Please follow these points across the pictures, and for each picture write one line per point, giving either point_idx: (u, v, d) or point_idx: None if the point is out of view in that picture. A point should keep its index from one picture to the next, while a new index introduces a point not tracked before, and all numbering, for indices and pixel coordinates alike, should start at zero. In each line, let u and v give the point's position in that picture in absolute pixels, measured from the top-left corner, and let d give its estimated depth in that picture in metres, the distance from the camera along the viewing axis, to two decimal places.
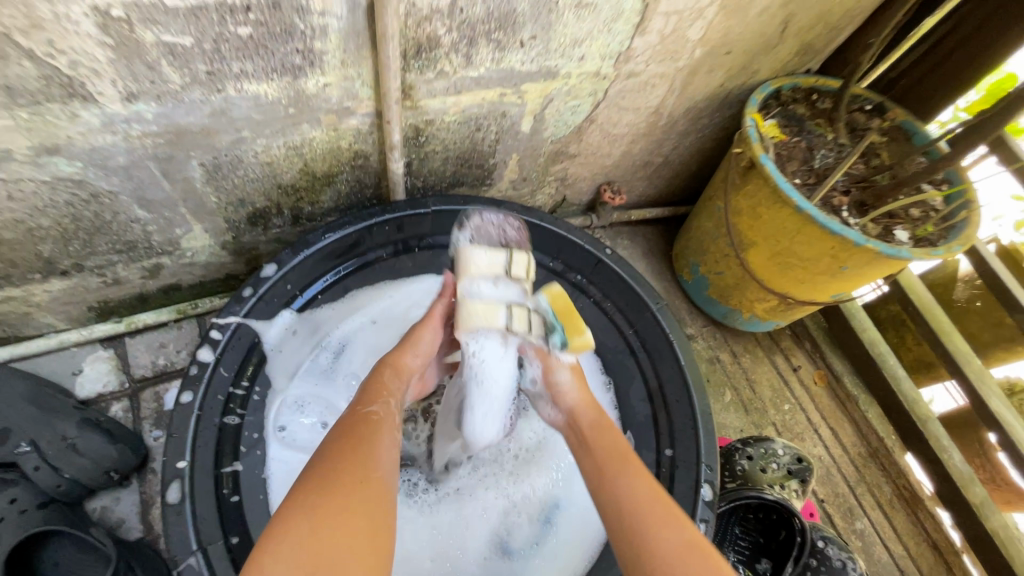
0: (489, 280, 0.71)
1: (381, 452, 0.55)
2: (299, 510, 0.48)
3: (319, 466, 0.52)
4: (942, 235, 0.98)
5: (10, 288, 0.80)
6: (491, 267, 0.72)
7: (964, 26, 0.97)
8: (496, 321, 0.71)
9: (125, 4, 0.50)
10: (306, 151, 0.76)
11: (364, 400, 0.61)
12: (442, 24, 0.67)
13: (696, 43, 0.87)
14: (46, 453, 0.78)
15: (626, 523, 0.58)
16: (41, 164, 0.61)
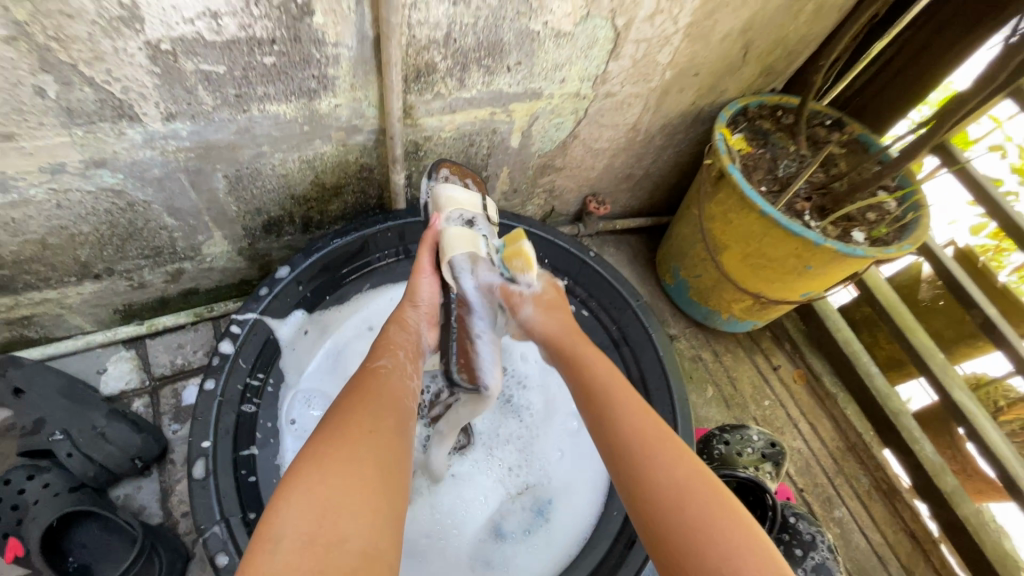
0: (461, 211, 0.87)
1: (385, 404, 0.63)
2: (313, 458, 0.54)
3: (330, 420, 0.59)
4: (896, 236, 1.07)
5: (47, 290, 0.87)
6: (463, 204, 0.88)
7: (906, 50, 1.08)
8: (476, 244, 0.85)
9: (172, 39, 0.60)
10: (318, 164, 0.85)
11: (370, 358, 0.70)
12: (438, 52, 0.77)
13: (666, 67, 0.98)
14: (77, 440, 0.85)
15: (617, 450, 0.64)
16: (89, 175, 0.70)
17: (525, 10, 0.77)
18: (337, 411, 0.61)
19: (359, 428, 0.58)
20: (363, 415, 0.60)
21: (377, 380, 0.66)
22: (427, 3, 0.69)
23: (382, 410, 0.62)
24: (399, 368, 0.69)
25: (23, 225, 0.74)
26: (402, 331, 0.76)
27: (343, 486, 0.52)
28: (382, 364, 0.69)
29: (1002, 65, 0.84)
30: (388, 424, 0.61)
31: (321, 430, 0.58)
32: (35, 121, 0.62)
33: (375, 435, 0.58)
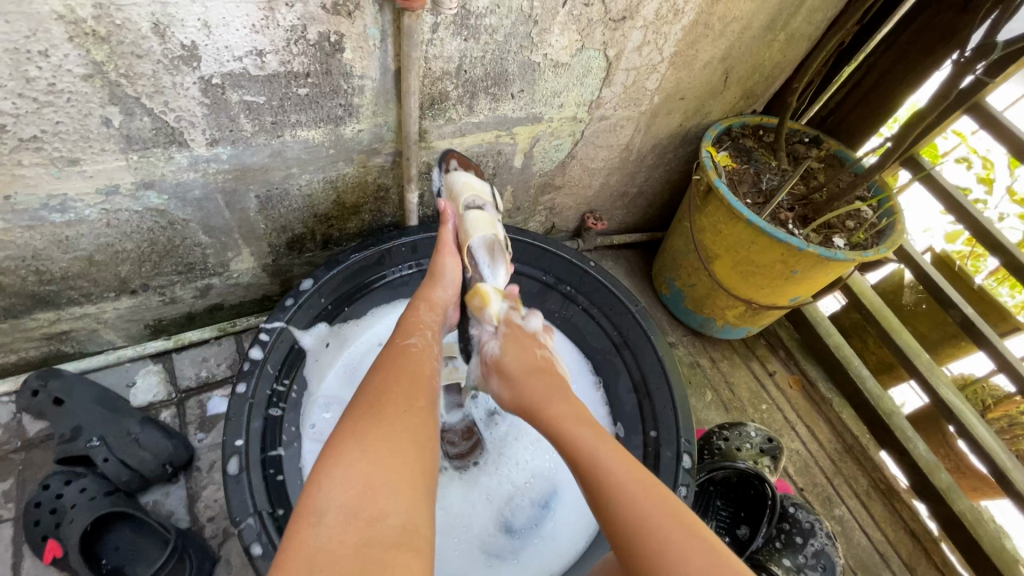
0: (476, 198, 0.93)
1: (412, 388, 0.66)
2: (347, 441, 0.58)
3: (361, 404, 0.63)
4: (874, 241, 1.16)
5: (87, 305, 0.93)
6: (478, 192, 0.94)
7: (872, 73, 1.19)
8: (491, 229, 0.93)
9: (222, 74, 0.69)
10: (339, 185, 0.93)
11: (401, 339, 0.75)
12: (451, 82, 0.86)
13: (654, 92, 1.08)
14: (113, 446, 0.90)
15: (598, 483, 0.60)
16: (139, 196, 0.79)
17: (527, 44, 0.86)
18: (369, 393, 0.65)
19: (394, 410, 0.62)
20: (394, 397, 0.64)
21: (405, 363, 0.70)
22: (442, 40, 0.78)
23: (410, 394, 0.65)
24: (427, 348, 0.75)
25: (74, 242, 0.81)
26: (429, 311, 0.83)
27: (379, 468, 0.56)
28: (412, 343, 0.74)
29: (954, 83, 0.94)
30: (417, 408, 0.64)
31: (356, 409, 0.62)
32: (98, 147, 0.70)
33: (405, 420, 0.61)
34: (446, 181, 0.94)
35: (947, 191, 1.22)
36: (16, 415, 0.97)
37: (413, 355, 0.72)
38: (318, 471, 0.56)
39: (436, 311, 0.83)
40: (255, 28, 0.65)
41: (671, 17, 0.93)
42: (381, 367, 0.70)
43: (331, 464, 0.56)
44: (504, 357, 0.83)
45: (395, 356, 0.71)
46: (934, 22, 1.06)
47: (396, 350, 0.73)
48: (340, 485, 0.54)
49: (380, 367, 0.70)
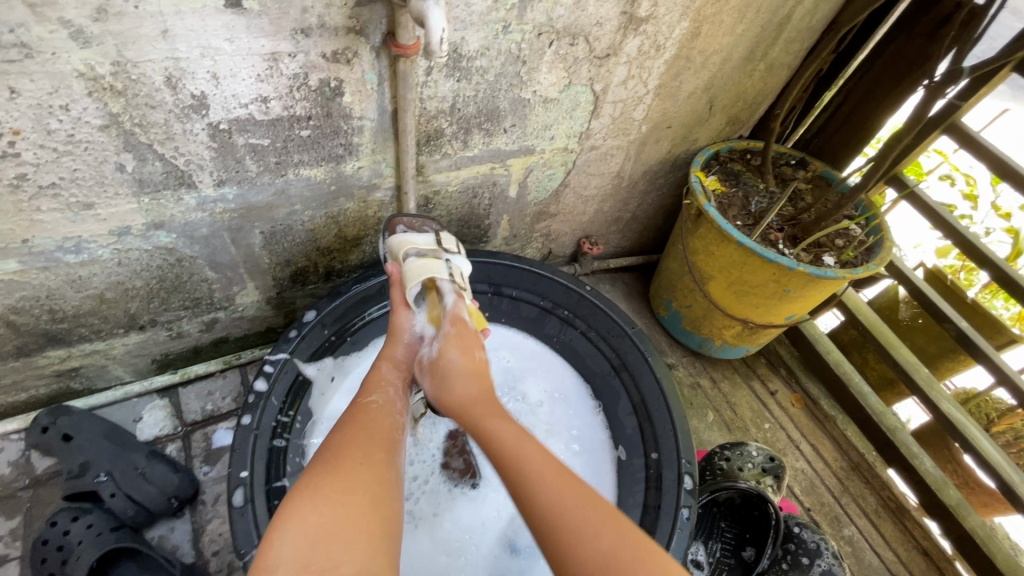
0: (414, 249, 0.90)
1: (375, 438, 0.69)
2: (305, 495, 0.59)
3: (325, 457, 0.64)
4: (864, 258, 1.18)
5: (97, 342, 0.96)
6: (423, 243, 0.91)
7: (851, 97, 1.24)
8: (438, 271, 0.90)
9: (229, 120, 0.73)
10: (341, 219, 0.97)
11: (365, 393, 0.77)
12: (445, 120, 0.90)
13: (642, 121, 1.12)
14: (120, 480, 0.91)
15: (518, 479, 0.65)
16: (149, 236, 0.82)
17: (517, 82, 0.91)
18: (334, 444, 0.67)
19: (352, 461, 0.64)
20: (354, 450, 0.66)
21: (368, 415, 0.72)
22: (436, 81, 0.83)
23: (370, 446, 0.67)
24: (388, 404, 0.76)
25: (87, 281, 0.84)
26: (391, 368, 0.84)
27: (335, 519, 0.57)
28: (374, 400, 0.76)
29: (927, 106, 0.98)
30: (379, 460, 0.66)
31: (320, 461, 0.64)
32: (112, 192, 0.74)
33: (362, 469, 0.63)
34: (385, 245, 0.92)
35: (932, 208, 1.25)
36: (25, 452, 0.98)
37: (376, 409, 0.74)
38: (280, 521, 0.57)
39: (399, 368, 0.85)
40: (261, 77, 0.70)
41: (653, 53, 0.98)
42: (347, 421, 0.72)
43: (288, 517, 0.57)
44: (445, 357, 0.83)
45: (357, 410, 0.74)
46: (906, 49, 1.12)
47: (358, 407, 0.75)
48: (294, 538, 0.56)
49: (347, 419, 0.72)
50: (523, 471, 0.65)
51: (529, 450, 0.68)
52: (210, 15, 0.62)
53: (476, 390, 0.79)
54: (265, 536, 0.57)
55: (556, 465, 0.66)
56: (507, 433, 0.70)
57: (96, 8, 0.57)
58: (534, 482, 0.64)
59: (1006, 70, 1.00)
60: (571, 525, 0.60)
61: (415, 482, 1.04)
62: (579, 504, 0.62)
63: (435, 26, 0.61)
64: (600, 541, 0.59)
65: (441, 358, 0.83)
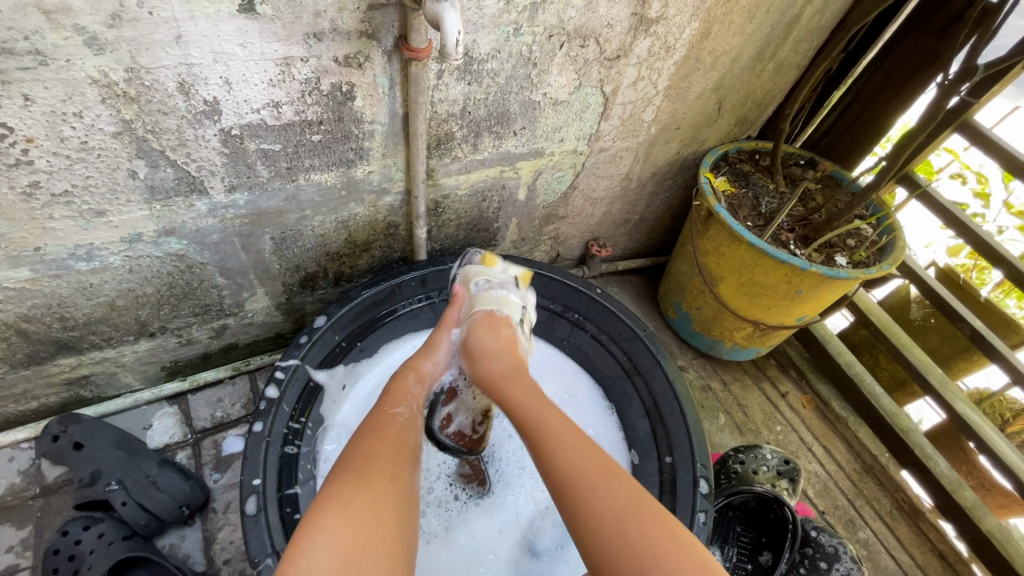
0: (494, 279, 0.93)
1: (400, 448, 0.68)
2: (334, 506, 0.58)
3: (351, 467, 0.63)
4: (876, 258, 1.18)
5: (107, 350, 0.95)
6: (500, 278, 0.94)
7: (861, 96, 1.23)
8: (505, 308, 0.89)
9: (241, 126, 0.73)
10: (351, 224, 0.97)
11: (391, 403, 0.75)
12: (456, 123, 0.90)
13: (651, 123, 1.12)
14: (131, 489, 0.91)
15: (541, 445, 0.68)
16: (160, 243, 0.82)
17: (528, 84, 0.90)
18: (358, 454, 0.66)
19: (381, 477, 0.62)
20: (380, 461, 0.65)
21: (394, 425, 0.71)
22: (447, 84, 0.83)
23: (396, 458, 0.66)
24: (413, 419, 0.74)
25: (98, 288, 0.84)
26: (416, 382, 0.82)
27: (363, 533, 0.57)
28: (399, 412, 0.74)
29: (940, 104, 0.97)
30: (403, 474, 0.65)
31: (346, 471, 0.63)
32: (124, 199, 0.73)
33: (393, 485, 0.63)
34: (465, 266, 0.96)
35: (943, 207, 1.24)
36: (35, 461, 0.98)
37: (402, 423, 0.72)
38: (306, 532, 0.57)
39: (421, 382, 0.82)
40: (273, 82, 0.70)
41: (664, 54, 0.98)
42: (371, 431, 0.70)
43: (316, 530, 0.56)
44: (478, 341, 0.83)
45: (384, 419, 0.72)
46: (917, 47, 1.11)
47: (384, 418, 0.72)
48: (323, 552, 0.55)
49: (371, 426, 0.71)
50: (544, 428, 0.69)
51: (553, 417, 0.70)
52: (223, 20, 0.62)
53: (508, 362, 0.81)
54: (291, 542, 0.56)
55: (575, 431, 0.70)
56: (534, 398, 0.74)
57: (111, 15, 0.57)
58: (557, 450, 0.67)
59: (1019, 68, 1.00)
60: (583, 482, 0.64)
61: (423, 497, 1.03)
62: (591, 461, 0.66)
63: (450, 29, 0.61)
64: (609, 499, 0.63)
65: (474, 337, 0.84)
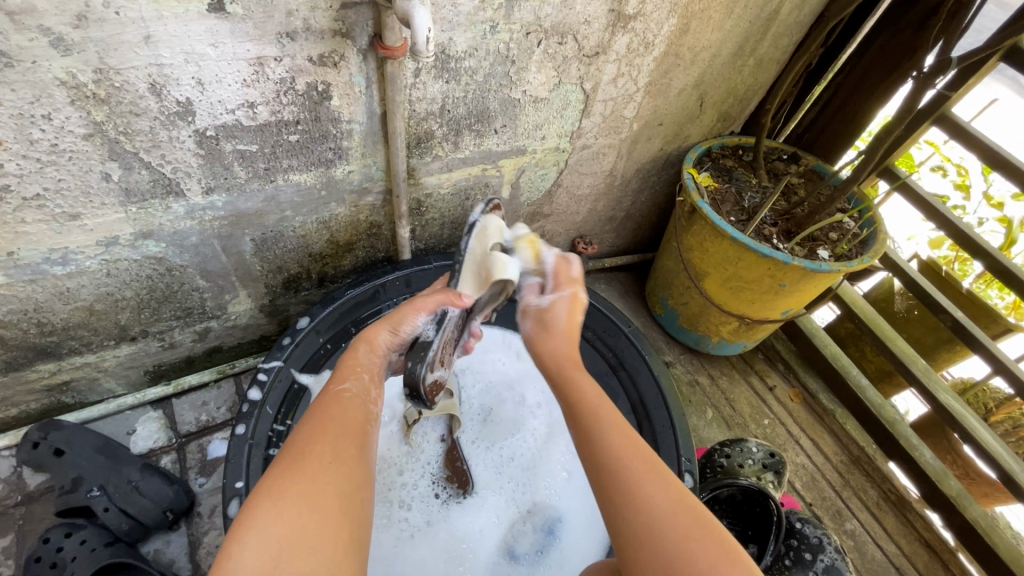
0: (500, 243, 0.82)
1: (346, 427, 0.63)
2: (262, 504, 0.54)
3: (286, 454, 0.59)
4: (858, 251, 1.18)
5: (87, 355, 0.94)
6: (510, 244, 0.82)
7: (841, 91, 1.24)
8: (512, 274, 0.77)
9: (216, 127, 0.72)
10: (332, 224, 0.96)
11: (338, 378, 0.69)
12: (435, 122, 0.89)
13: (633, 120, 1.12)
14: (113, 494, 0.90)
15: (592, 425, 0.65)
16: (137, 246, 0.81)
17: (506, 82, 0.90)
18: (298, 440, 0.60)
19: (320, 459, 0.58)
20: (321, 445, 0.60)
21: (338, 403, 0.65)
22: (425, 83, 0.83)
23: (342, 438, 0.61)
24: (363, 393, 0.68)
25: (75, 293, 0.83)
26: (370, 352, 0.73)
27: (299, 525, 0.53)
28: (347, 388, 0.67)
29: (916, 97, 0.98)
30: (348, 451, 0.61)
31: (282, 460, 0.58)
32: (99, 202, 0.73)
33: (333, 469, 0.58)
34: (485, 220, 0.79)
35: (923, 198, 1.25)
36: (16, 469, 0.97)
37: (352, 400, 0.66)
38: (238, 528, 0.53)
39: (378, 349, 0.74)
40: (247, 82, 0.69)
41: (643, 50, 0.98)
42: (313, 413, 0.64)
43: (249, 525, 0.52)
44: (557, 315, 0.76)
45: (330, 398, 0.66)
46: (894, 42, 1.12)
47: (329, 396, 0.66)
48: (252, 550, 0.51)
49: (317, 405, 0.65)
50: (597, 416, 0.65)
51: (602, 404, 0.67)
52: (192, 19, 0.61)
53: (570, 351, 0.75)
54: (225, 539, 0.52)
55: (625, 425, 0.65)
56: (586, 384, 0.70)
57: (76, 15, 0.56)
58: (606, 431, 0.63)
59: (995, 60, 1.01)
60: (633, 482, 0.59)
61: (407, 491, 1.03)
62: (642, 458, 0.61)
63: (420, 26, 0.61)
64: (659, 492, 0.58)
65: (553, 309, 0.76)
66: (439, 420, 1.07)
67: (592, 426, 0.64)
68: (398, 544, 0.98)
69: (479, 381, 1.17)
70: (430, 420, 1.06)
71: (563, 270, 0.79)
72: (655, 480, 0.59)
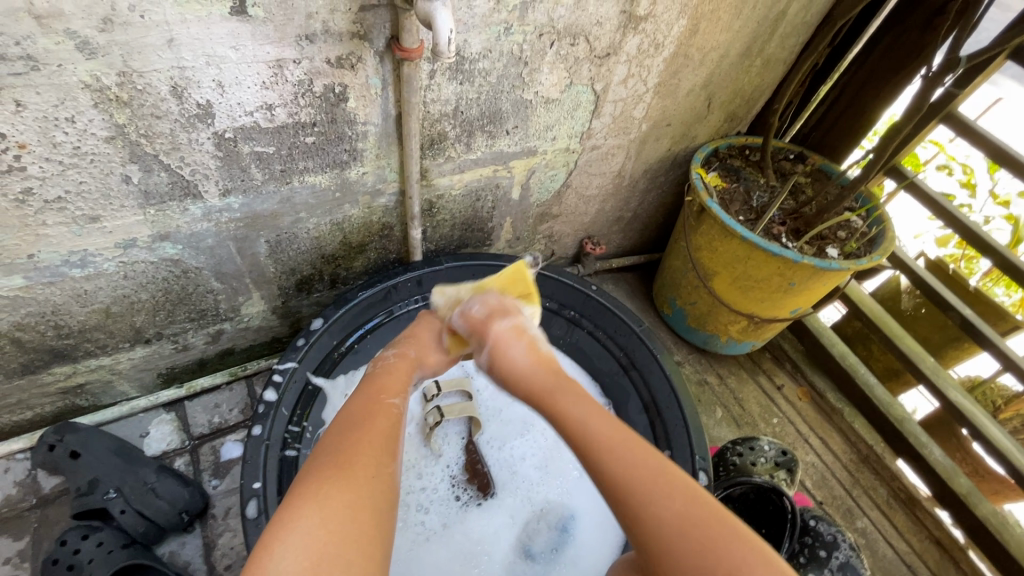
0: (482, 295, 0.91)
1: (388, 439, 0.64)
2: (305, 511, 0.54)
3: (329, 461, 0.59)
4: (867, 249, 1.19)
5: (102, 357, 0.95)
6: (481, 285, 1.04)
7: (847, 90, 1.25)
8: None
9: (234, 128, 0.73)
10: (346, 226, 0.97)
11: (387, 392, 0.70)
12: (449, 123, 0.90)
13: (642, 120, 1.13)
14: (129, 496, 0.90)
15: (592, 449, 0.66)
16: (154, 248, 0.82)
17: (519, 83, 0.91)
18: (341, 447, 0.61)
19: (365, 474, 0.58)
20: (364, 457, 0.60)
21: (383, 417, 0.66)
22: (439, 84, 0.83)
23: (382, 450, 0.62)
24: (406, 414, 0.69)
25: (92, 295, 0.83)
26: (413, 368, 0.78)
27: (337, 536, 0.52)
28: (394, 402, 0.69)
29: (925, 95, 0.99)
30: (388, 468, 0.61)
31: (324, 469, 0.58)
32: (118, 205, 0.73)
33: (373, 484, 0.58)
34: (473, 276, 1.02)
35: (932, 198, 1.25)
36: (31, 472, 0.97)
37: (394, 413, 0.67)
38: (276, 531, 0.53)
39: (411, 369, 0.78)
40: (266, 84, 0.70)
41: (653, 51, 0.99)
42: (358, 422, 0.65)
43: (287, 531, 0.52)
44: (509, 357, 0.78)
45: (372, 406, 0.67)
46: (900, 41, 1.13)
47: (377, 406, 0.67)
48: (293, 555, 0.51)
49: (360, 410, 0.67)
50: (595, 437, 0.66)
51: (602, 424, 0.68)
52: (215, 23, 0.62)
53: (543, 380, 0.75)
54: (261, 540, 0.52)
55: (620, 432, 0.67)
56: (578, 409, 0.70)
57: (102, 19, 0.57)
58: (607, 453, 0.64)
59: (1002, 59, 1.02)
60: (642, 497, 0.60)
61: (425, 494, 1.03)
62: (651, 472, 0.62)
63: (442, 27, 0.61)
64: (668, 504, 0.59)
65: (500, 358, 0.79)
66: (458, 421, 1.11)
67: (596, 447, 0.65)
68: (414, 548, 0.98)
69: (492, 381, 1.17)
70: (450, 422, 1.10)
71: (474, 321, 0.83)
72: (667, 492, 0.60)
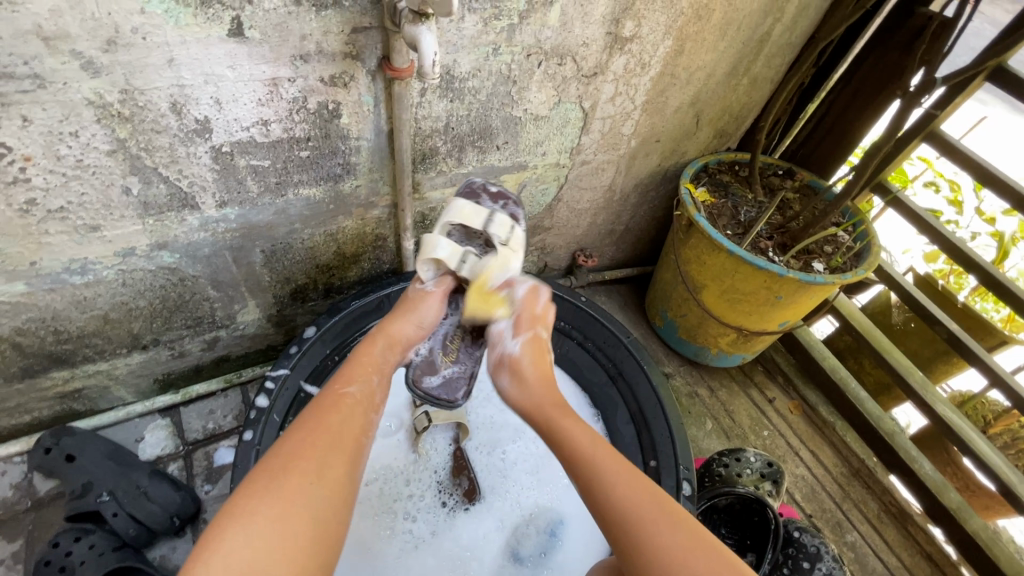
0: (488, 216, 0.91)
1: (338, 434, 0.66)
2: (245, 511, 0.57)
3: (279, 460, 0.62)
4: (853, 264, 1.21)
5: (100, 362, 0.97)
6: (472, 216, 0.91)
7: (833, 108, 1.28)
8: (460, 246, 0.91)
9: (231, 143, 0.76)
10: (339, 236, 0.99)
11: (345, 382, 0.73)
12: (440, 139, 0.93)
13: (631, 136, 1.16)
14: (122, 500, 0.92)
15: (577, 455, 0.72)
16: (153, 256, 0.84)
17: (508, 101, 0.94)
18: (294, 446, 0.64)
19: (303, 476, 0.61)
20: (310, 459, 0.63)
21: (337, 415, 0.68)
22: (430, 102, 0.86)
23: (328, 452, 0.64)
24: (365, 400, 0.71)
25: (92, 302, 0.86)
26: (387, 349, 0.81)
27: (266, 550, 0.55)
28: (351, 392, 0.71)
29: (905, 114, 1.02)
30: (337, 472, 0.63)
31: (271, 468, 0.61)
32: (118, 215, 0.76)
33: (313, 486, 0.61)
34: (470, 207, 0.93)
35: (917, 213, 1.27)
36: (28, 474, 0.99)
37: (349, 407, 0.69)
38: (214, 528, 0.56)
39: (374, 353, 0.79)
40: (261, 101, 0.73)
41: (640, 70, 1.02)
42: (309, 421, 0.67)
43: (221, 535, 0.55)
44: (529, 367, 0.85)
45: (331, 404, 0.69)
46: (883, 61, 1.16)
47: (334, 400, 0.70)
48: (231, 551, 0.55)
49: (310, 415, 0.68)
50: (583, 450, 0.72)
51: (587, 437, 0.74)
52: (213, 44, 0.65)
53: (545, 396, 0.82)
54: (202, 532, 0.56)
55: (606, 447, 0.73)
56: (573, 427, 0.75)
57: (107, 40, 0.60)
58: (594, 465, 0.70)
59: (980, 80, 1.04)
60: (622, 509, 0.66)
61: (413, 502, 1.05)
62: (635, 489, 0.67)
63: (428, 51, 0.66)
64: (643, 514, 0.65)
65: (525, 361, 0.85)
66: (447, 427, 1.12)
67: (581, 458, 0.71)
68: (403, 553, 1.00)
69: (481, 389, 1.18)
70: (439, 428, 1.12)
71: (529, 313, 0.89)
72: (646, 506, 0.66)
